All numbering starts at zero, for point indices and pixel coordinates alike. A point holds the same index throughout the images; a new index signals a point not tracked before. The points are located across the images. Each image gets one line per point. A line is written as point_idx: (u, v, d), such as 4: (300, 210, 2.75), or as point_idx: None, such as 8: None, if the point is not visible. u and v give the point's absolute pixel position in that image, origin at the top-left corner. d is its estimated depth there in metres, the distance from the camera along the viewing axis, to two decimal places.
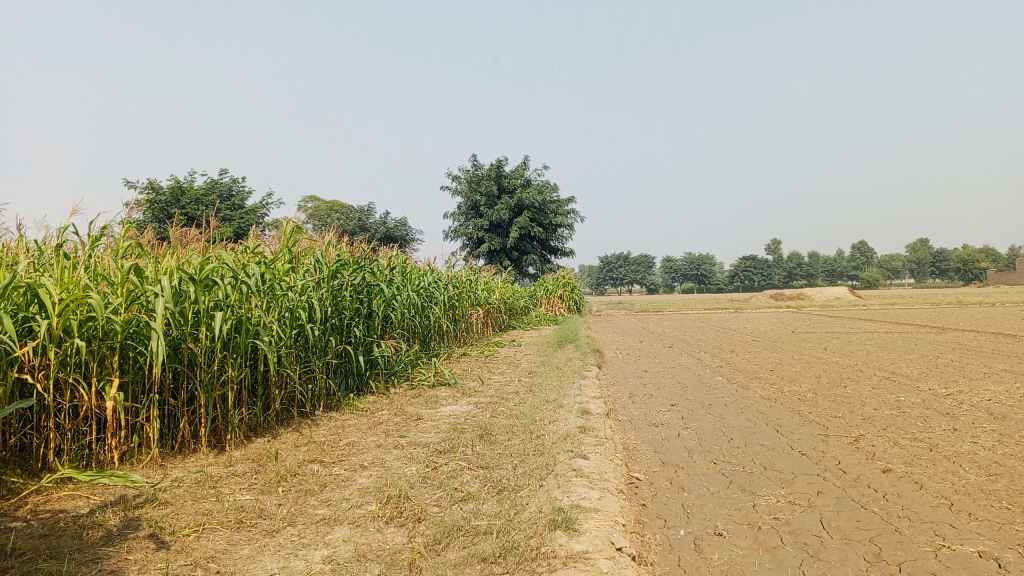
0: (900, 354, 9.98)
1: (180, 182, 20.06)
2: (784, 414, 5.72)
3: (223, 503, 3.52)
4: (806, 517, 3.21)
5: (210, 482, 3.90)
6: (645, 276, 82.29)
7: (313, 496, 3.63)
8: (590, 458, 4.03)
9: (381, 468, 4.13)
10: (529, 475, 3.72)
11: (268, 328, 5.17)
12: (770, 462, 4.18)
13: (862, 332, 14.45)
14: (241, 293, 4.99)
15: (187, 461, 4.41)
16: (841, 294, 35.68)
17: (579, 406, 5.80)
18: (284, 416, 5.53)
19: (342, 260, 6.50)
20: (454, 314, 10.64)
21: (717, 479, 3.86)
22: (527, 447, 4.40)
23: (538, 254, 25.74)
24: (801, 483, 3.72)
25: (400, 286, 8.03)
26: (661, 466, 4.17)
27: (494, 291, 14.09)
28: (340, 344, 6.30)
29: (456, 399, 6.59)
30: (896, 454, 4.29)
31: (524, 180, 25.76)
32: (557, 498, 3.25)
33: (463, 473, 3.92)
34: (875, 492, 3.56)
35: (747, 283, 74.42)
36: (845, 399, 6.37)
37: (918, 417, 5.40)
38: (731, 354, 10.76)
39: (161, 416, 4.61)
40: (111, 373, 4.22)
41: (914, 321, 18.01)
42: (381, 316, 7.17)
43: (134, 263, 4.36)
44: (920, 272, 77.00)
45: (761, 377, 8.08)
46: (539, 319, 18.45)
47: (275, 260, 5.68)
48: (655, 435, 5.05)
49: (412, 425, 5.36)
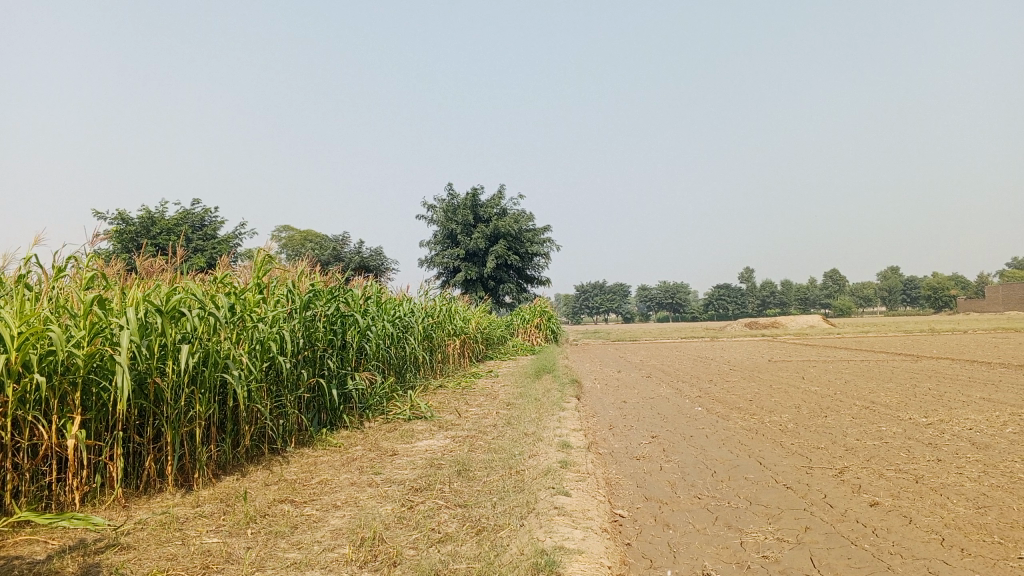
0: (878, 383, 9.98)
1: (152, 212, 19.81)
2: (767, 446, 5.64)
3: (189, 548, 3.35)
4: (796, 555, 3.11)
5: (176, 524, 3.73)
6: (621, 305, 82.56)
7: (284, 538, 3.47)
8: (572, 494, 3.91)
9: (356, 507, 3.98)
10: (509, 514, 3.59)
11: (238, 361, 5.03)
12: (756, 497, 4.09)
13: (838, 360, 14.48)
14: (210, 325, 4.86)
15: (152, 501, 4.24)
16: (816, 322, 35.92)
17: (559, 439, 5.68)
18: (254, 452, 5.36)
19: (315, 290, 6.37)
20: (430, 345, 10.51)
21: (702, 515, 3.76)
22: (507, 483, 4.28)
23: (515, 283, 25.68)
24: (788, 519, 3.63)
25: (375, 317, 7.90)
26: (644, 502, 4.06)
27: (471, 321, 13.96)
28: (313, 377, 6.15)
29: (432, 432, 6.44)
30: (883, 486, 4.21)
31: (500, 210, 25.76)
32: (540, 539, 3.13)
33: (441, 512, 3.78)
34: (865, 527, 3.47)
35: (722, 311, 74.85)
36: (827, 429, 6.31)
37: (901, 448, 5.34)
38: (710, 383, 10.70)
39: (125, 454, 4.43)
40: (72, 410, 4.06)
41: (890, 349, 18.11)
42: (355, 348, 7.03)
43: (98, 295, 4.22)
44: (892, 300, 77.92)
45: (741, 407, 8.01)
46: (516, 349, 18.33)
47: (245, 290, 5.56)
48: (637, 469, 4.94)
49: (387, 461, 5.21)
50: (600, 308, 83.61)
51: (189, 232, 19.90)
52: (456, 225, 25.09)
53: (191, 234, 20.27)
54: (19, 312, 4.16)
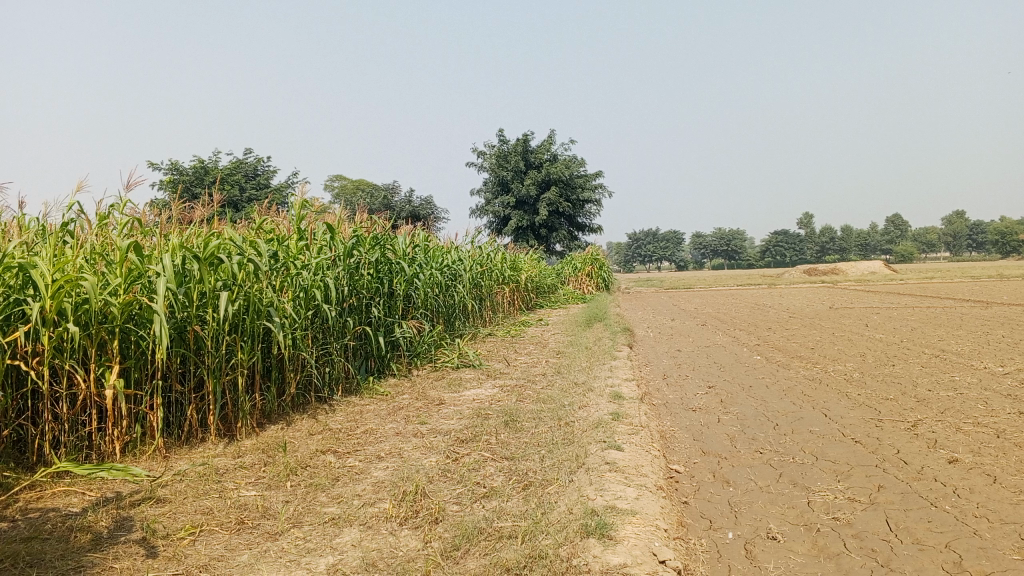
0: (947, 330, 9.52)
1: (204, 162, 19.90)
2: (831, 397, 5.34)
3: (225, 501, 3.24)
4: (870, 517, 2.86)
5: (215, 476, 3.63)
6: (674, 252, 81.59)
7: (323, 492, 3.33)
8: (625, 449, 3.70)
9: (399, 459, 3.83)
10: (557, 468, 3.40)
11: (281, 308, 4.90)
12: (822, 453, 3.82)
13: (902, 308, 13.91)
14: (251, 271, 4.72)
15: (193, 452, 4.16)
16: (876, 269, 34.79)
17: (611, 389, 5.46)
18: (300, 401, 5.26)
19: (358, 237, 6.19)
20: (479, 293, 10.33)
21: (765, 472, 3.52)
22: (556, 435, 4.08)
23: (566, 231, 25.33)
24: (859, 477, 3.36)
25: (423, 264, 7.73)
26: (702, 457, 3.84)
27: (521, 269, 13.74)
28: (359, 325, 6.01)
29: (480, 381, 6.28)
30: (961, 442, 3.91)
31: (551, 156, 25.32)
32: (589, 497, 2.92)
33: (487, 465, 3.61)
34: (945, 486, 3.18)
35: (777, 259, 73.41)
36: (895, 379, 5.97)
37: (979, 400, 4.99)
38: (767, 332, 10.34)
39: (167, 404, 4.35)
40: (111, 358, 3.97)
41: (956, 295, 17.38)
42: (402, 295, 6.87)
43: (134, 242, 4.09)
44: (956, 246, 75.33)
45: (802, 356, 7.69)
46: (567, 298, 18.07)
47: (288, 237, 5.41)
48: (693, 421, 4.70)
49: (433, 411, 5.07)
50: (652, 256, 82.65)
51: (242, 182, 20.03)
52: (507, 172, 24.71)
53: (244, 183, 20.34)
54: (55, 260, 4.07)
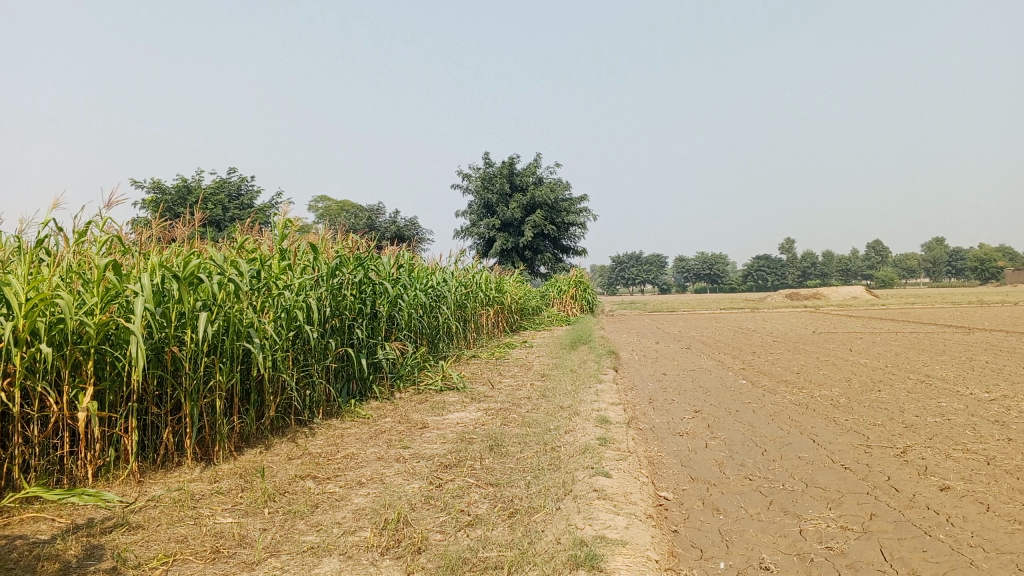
0: (932, 356, 9.52)
1: (187, 181, 19.77)
2: (819, 422, 5.29)
3: (201, 529, 3.13)
4: (863, 547, 2.79)
5: (190, 502, 3.52)
6: (657, 276, 81.86)
7: (302, 519, 3.23)
8: (613, 475, 3.62)
9: (381, 484, 3.73)
10: (544, 496, 3.32)
11: (261, 329, 4.80)
12: (812, 479, 3.76)
13: (886, 333, 13.96)
14: (231, 291, 4.62)
15: (168, 477, 4.04)
16: (858, 294, 35.02)
17: (597, 413, 5.39)
18: (279, 424, 5.15)
19: (341, 257, 6.10)
20: (463, 315, 10.24)
21: (755, 499, 3.45)
22: (542, 461, 4.00)
23: (550, 253, 25.33)
24: (851, 505, 3.31)
25: (407, 286, 7.65)
26: (690, 483, 3.77)
27: (506, 291, 13.68)
28: (341, 347, 5.91)
29: (464, 404, 6.19)
30: (952, 469, 3.86)
31: (536, 178, 25.37)
32: (577, 526, 2.84)
33: (471, 491, 3.52)
34: (937, 515, 3.13)
35: (760, 283, 73.79)
36: (882, 404, 5.94)
37: (967, 426, 4.96)
38: (752, 356, 10.30)
39: (142, 427, 4.24)
40: (85, 380, 3.86)
41: (938, 321, 17.48)
42: (386, 317, 6.78)
43: (112, 260, 3.99)
44: (935, 271, 76.08)
45: (788, 380, 7.65)
46: (551, 320, 18.02)
47: (270, 257, 5.31)
48: (681, 447, 4.64)
49: (416, 434, 4.97)
50: (636, 279, 82.90)
51: (225, 201, 19.92)
52: (492, 194, 24.71)
53: (227, 202, 20.22)
54: (29, 278, 3.95)
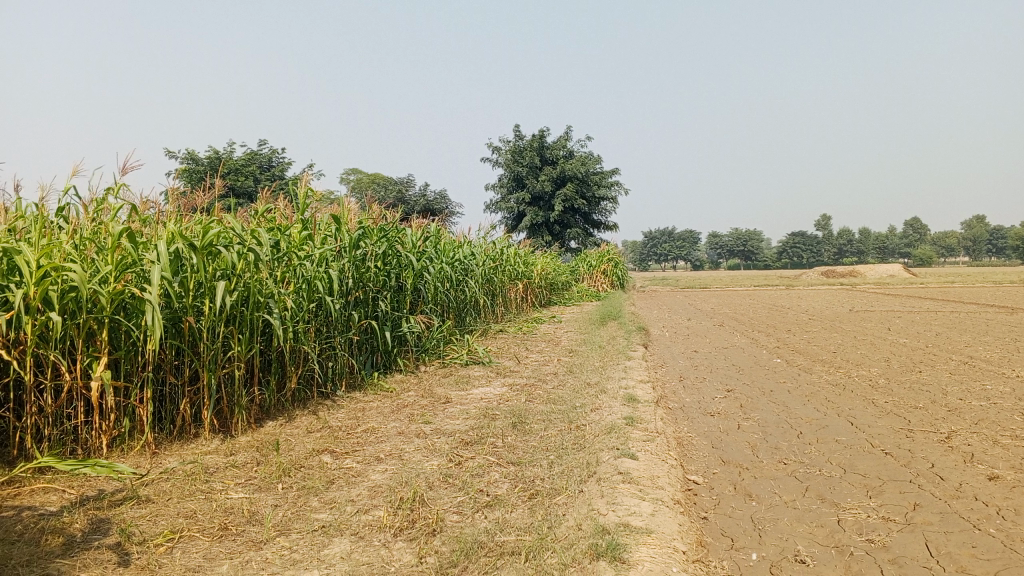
0: (974, 336, 9.20)
1: (219, 151, 19.81)
2: (857, 404, 5.07)
3: (211, 505, 3.03)
4: (907, 540, 2.61)
5: (203, 475, 3.43)
6: (690, 253, 81.08)
7: (316, 496, 3.12)
8: (640, 457, 3.46)
9: (399, 460, 3.61)
10: (566, 477, 3.17)
11: (281, 300, 4.68)
12: (851, 465, 3.57)
13: (924, 312, 13.59)
14: (250, 261, 4.49)
15: (184, 448, 3.97)
16: (896, 272, 34.28)
17: (624, 391, 5.23)
18: (301, 395, 5.05)
19: (365, 228, 5.95)
20: (491, 289, 10.10)
21: (790, 485, 3.27)
22: (566, 440, 3.86)
23: (581, 228, 25.07)
24: (892, 493, 3.12)
25: (433, 258, 7.51)
26: (721, 467, 3.60)
27: (535, 266, 13.52)
28: (364, 319, 5.79)
29: (489, 379, 6.06)
30: (1000, 456, 3.64)
31: (568, 151, 25.06)
32: (600, 512, 2.69)
33: (491, 470, 3.38)
34: (986, 506, 2.93)
35: (795, 260, 72.73)
36: (923, 386, 5.70)
37: (1014, 411, 4.72)
38: (786, 334, 10.05)
39: (158, 398, 4.16)
40: (99, 349, 3.77)
41: (979, 300, 16.98)
42: (411, 289, 6.65)
43: (128, 228, 3.87)
44: (976, 250, 74.48)
45: (824, 360, 7.42)
46: (581, 295, 17.86)
47: (290, 227, 5.17)
48: (712, 428, 4.46)
49: (439, 409, 4.85)
50: (668, 255, 82.21)
51: (257, 172, 19.95)
52: (523, 167, 24.43)
53: (259, 173, 20.24)
54: (44, 245, 3.86)
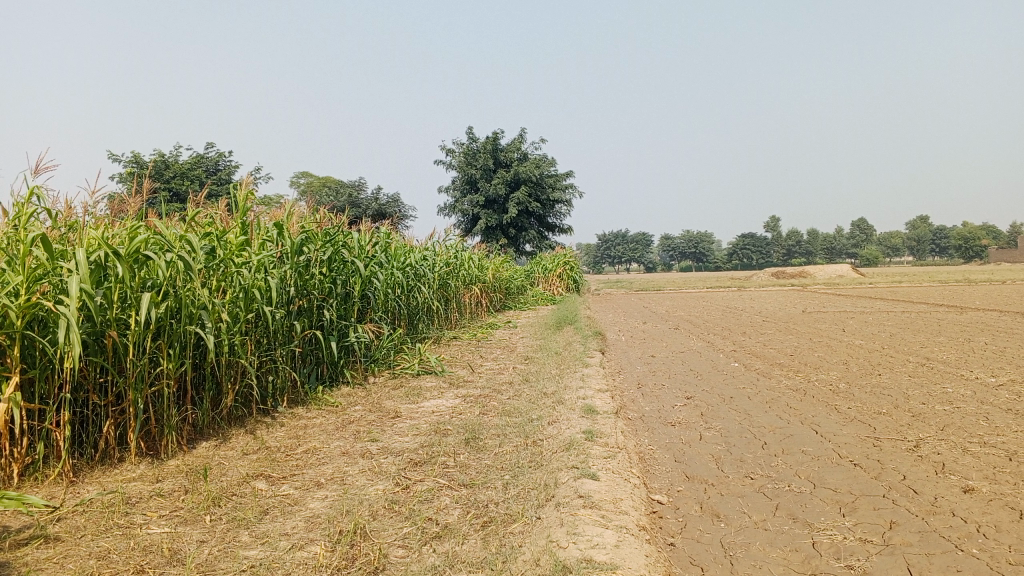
0: (928, 337, 9.21)
1: (163, 155, 19.27)
2: (820, 411, 4.93)
3: (128, 542, 2.73)
4: (888, 564, 2.43)
5: (124, 507, 3.12)
6: (643, 255, 81.70)
7: (247, 529, 2.83)
8: (600, 477, 3.24)
9: (341, 485, 3.34)
10: (522, 502, 2.94)
11: (216, 311, 4.37)
12: (820, 479, 3.39)
13: (876, 312, 13.66)
14: (182, 269, 4.16)
15: (106, 475, 3.64)
16: (845, 272, 34.93)
17: (582, 401, 5.02)
18: (238, 413, 4.73)
19: (308, 233, 5.63)
20: (444, 294, 9.84)
21: (759, 504, 3.07)
22: (522, 457, 3.63)
23: (536, 230, 24.91)
24: (866, 511, 2.94)
25: (384, 263, 7.22)
26: (686, 484, 3.40)
27: (490, 269, 13.31)
28: (308, 329, 5.48)
29: (441, 390, 5.79)
30: (972, 466, 3.50)
31: (522, 153, 24.89)
32: (560, 545, 2.45)
33: (441, 494, 3.13)
34: (966, 524, 2.76)
35: (746, 261, 73.66)
36: (885, 390, 5.59)
37: (979, 415, 4.62)
38: (742, 336, 9.97)
39: (78, 420, 3.82)
40: (9, 368, 3.43)
41: (927, 300, 17.24)
42: (359, 296, 6.35)
43: (43, 235, 3.51)
44: (920, 250, 76.33)
45: (782, 363, 7.31)
46: (536, 299, 17.69)
47: (226, 232, 4.82)
48: (673, 439, 4.27)
49: (387, 425, 4.58)
50: (622, 258, 82.69)
51: (204, 176, 19.43)
52: (476, 170, 24.19)
53: (206, 178, 19.71)
54: None
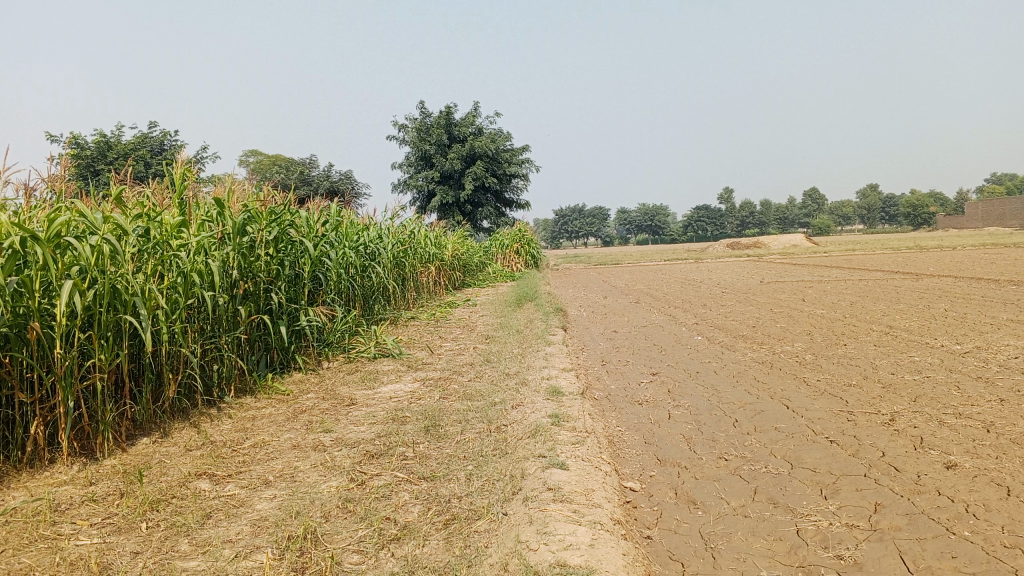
0: (888, 304, 9.19)
1: (105, 136, 18.60)
2: (789, 384, 4.81)
3: (53, 557, 2.46)
4: (880, 553, 2.28)
5: (51, 516, 2.84)
6: (600, 229, 81.91)
7: (187, 537, 2.58)
8: (569, 466, 3.04)
9: (291, 483, 3.10)
10: (487, 496, 2.73)
11: (151, 298, 4.07)
12: (798, 459, 3.25)
13: (832, 280, 13.73)
14: (111, 252, 3.84)
15: (34, 480, 3.34)
16: (799, 241, 35.30)
17: (546, 381, 4.83)
18: (182, 405, 4.45)
19: (251, 211, 5.32)
20: (400, 274, 9.56)
21: (737, 488, 2.91)
22: (485, 446, 3.42)
23: (492, 206, 24.63)
24: (850, 492, 2.80)
25: (335, 243, 6.93)
26: (659, 468, 3.23)
27: (447, 246, 13.06)
28: (255, 314, 5.19)
29: (398, 374, 5.56)
30: (950, 439, 3.39)
31: (476, 128, 24.53)
32: (530, 547, 2.25)
33: (400, 490, 2.91)
34: (955, 503, 2.63)
35: (702, 233, 74.22)
36: (851, 361, 5.50)
37: (950, 384, 4.53)
38: (704, 309, 9.88)
39: (0, 422, 3.50)
40: None
41: (882, 267, 17.36)
42: (309, 278, 6.06)
43: None
44: (870, 217, 77.67)
45: (746, 335, 7.21)
46: (494, 276, 17.46)
47: (160, 213, 4.48)
48: (642, 420, 4.10)
49: (342, 414, 4.34)
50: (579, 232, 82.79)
51: (148, 157, 18.80)
52: (429, 145, 23.79)
53: (151, 157, 19.08)
54: None
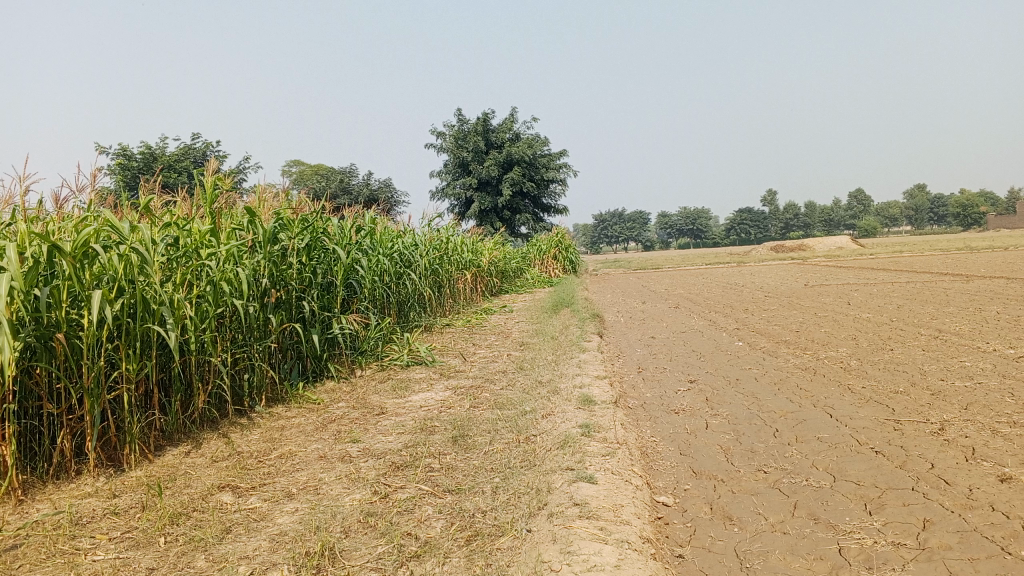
0: (938, 307, 8.87)
1: (150, 149, 18.94)
2: (832, 391, 4.63)
3: (68, 572, 2.42)
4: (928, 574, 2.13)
5: (71, 529, 2.80)
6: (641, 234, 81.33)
7: (204, 553, 2.53)
8: (599, 479, 2.93)
9: (314, 495, 3.03)
10: (511, 511, 2.63)
11: (180, 308, 4.04)
12: (841, 471, 3.09)
13: (879, 284, 13.34)
14: (139, 263, 3.82)
15: (60, 492, 3.32)
16: (844, 244, 34.53)
17: (579, 390, 4.71)
18: (212, 415, 4.43)
19: (282, 220, 5.28)
20: (436, 281, 9.52)
21: (775, 502, 2.78)
22: (513, 457, 3.32)
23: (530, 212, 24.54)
24: (896, 508, 2.64)
25: (369, 250, 6.89)
26: (693, 481, 3.10)
27: (484, 253, 12.99)
28: (286, 322, 5.16)
29: (430, 382, 5.48)
30: (1005, 450, 3.20)
31: (513, 134, 24.48)
32: (553, 567, 2.15)
33: (423, 503, 2.82)
34: (1010, 519, 2.46)
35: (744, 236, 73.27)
36: (899, 367, 5.28)
37: (1004, 391, 4.31)
38: (745, 313, 9.66)
39: (27, 432, 3.48)
40: None
41: (931, 269, 16.85)
42: (341, 285, 6.02)
43: None
44: (918, 218, 75.92)
45: (788, 340, 7.00)
46: (532, 283, 17.36)
47: (190, 221, 4.46)
48: (678, 429, 3.96)
49: (371, 424, 4.27)
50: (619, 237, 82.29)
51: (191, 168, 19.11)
52: (467, 152, 23.81)
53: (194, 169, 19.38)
54: None
